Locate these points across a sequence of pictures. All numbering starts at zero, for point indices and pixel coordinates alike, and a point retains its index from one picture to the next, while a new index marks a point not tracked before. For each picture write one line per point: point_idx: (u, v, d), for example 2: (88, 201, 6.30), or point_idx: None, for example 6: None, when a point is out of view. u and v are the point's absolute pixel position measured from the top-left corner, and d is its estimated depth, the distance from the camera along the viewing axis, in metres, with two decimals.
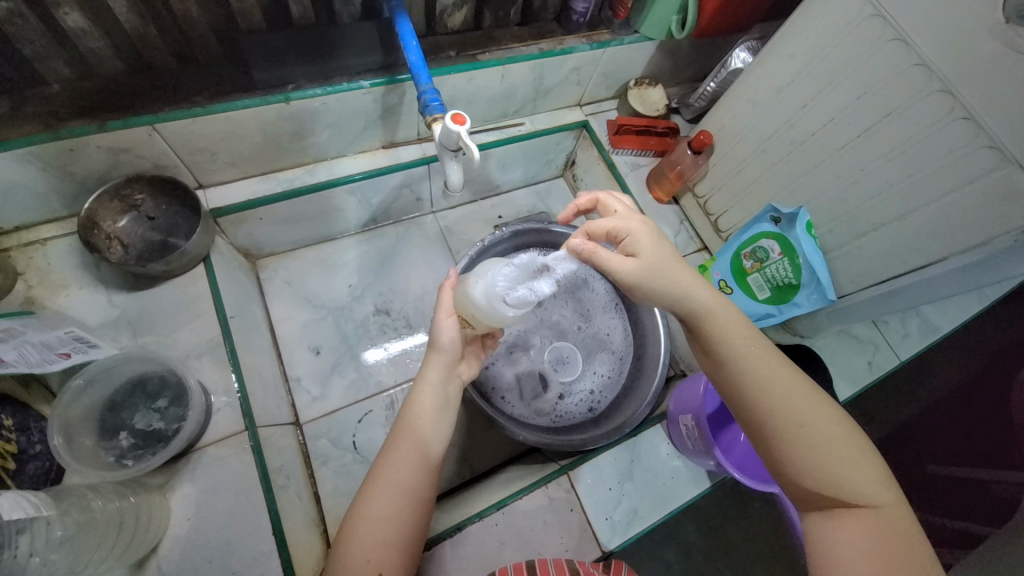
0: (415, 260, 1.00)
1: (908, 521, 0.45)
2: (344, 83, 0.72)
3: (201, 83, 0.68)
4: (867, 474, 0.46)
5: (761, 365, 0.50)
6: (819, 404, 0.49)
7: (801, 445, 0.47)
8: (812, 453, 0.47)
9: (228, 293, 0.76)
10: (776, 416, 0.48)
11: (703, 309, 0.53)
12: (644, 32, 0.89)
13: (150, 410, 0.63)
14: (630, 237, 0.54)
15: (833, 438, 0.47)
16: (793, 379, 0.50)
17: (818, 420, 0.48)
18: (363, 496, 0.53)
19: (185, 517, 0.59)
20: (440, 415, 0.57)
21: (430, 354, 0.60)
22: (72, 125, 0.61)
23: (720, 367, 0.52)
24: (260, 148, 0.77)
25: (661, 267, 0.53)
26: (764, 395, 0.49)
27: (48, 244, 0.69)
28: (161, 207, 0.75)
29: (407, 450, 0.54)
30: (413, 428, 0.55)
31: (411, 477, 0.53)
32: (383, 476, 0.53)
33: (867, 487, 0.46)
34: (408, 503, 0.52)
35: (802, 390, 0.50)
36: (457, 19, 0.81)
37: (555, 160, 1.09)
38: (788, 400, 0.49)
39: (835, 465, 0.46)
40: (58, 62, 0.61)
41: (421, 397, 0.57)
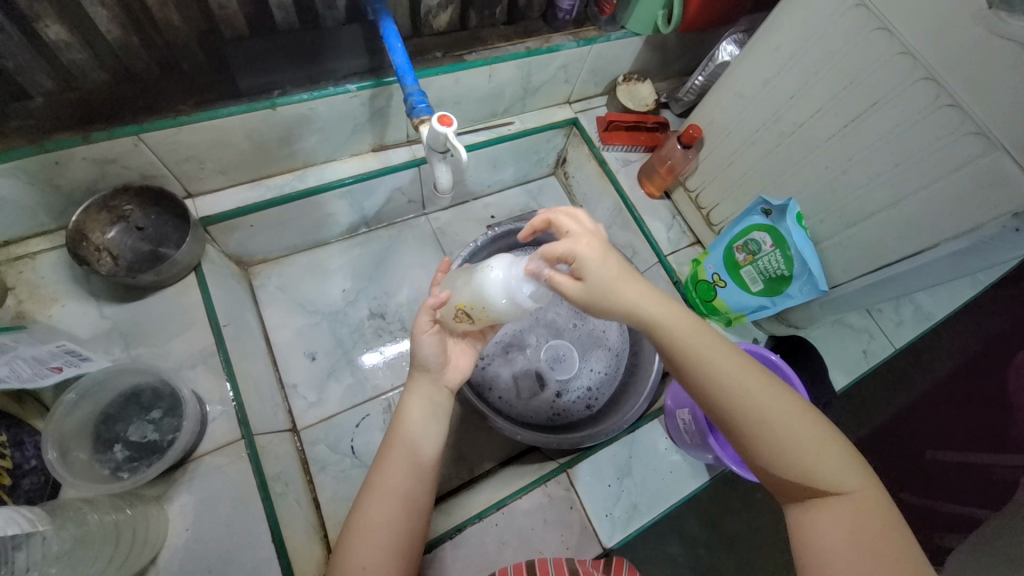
0: (409, 262, 1.00)
1: (882, 503, 0.45)
2: (330, 87, 0.72)
3: (186, 92, 0.68)
4: (836, 459, 0.46)
5: (717, 366, 0.50)
6: (782, 396, 0.49)
7: (768, 441, 0.47)
8: (779, 448, 0.47)
9: (221, 302, 0.76)
10: (741, 415, 0.48)
11: (654, 316, 0.52)
12: (630, 27, 0.89)
13: (145, 422, 0.63)
14: (577, 262, 0.51)
15: (798, 429, 0.47)
16: (753, 374, 0.49)
17: (781, 413, 0.47)
18: (358, 505, 0.53)
19: (183, 528, 0.58)
20: (427, 424, 0.57)
21: (414, 371, 0.60)
22: (56, 137, 0.61)
23: (681, 371, 0.52)
24: (249, 155, 0.76)
25: (609, 283, 0.51)
26: (724, 397, 0.49)
27: (37, 258, 0.69)
28: (150, 217, 0.74)
29: (399, 457, 0.54)
30: (400, 439, 0.56)
31: (402, 483, 0.53)
32: (376, 484, 0.53)
33: (840, 473, 0.45)
34: (401, 508, 0.52)
35: (764, 384, 0.49)
36: (442, 20, 0.81)
37: (546, 159, 1.09)
38: (749, 400, 0.48)
39: (804, 457, 0.46)
40: (41, 75, 0.61)
41: (408, 411, 0.57)
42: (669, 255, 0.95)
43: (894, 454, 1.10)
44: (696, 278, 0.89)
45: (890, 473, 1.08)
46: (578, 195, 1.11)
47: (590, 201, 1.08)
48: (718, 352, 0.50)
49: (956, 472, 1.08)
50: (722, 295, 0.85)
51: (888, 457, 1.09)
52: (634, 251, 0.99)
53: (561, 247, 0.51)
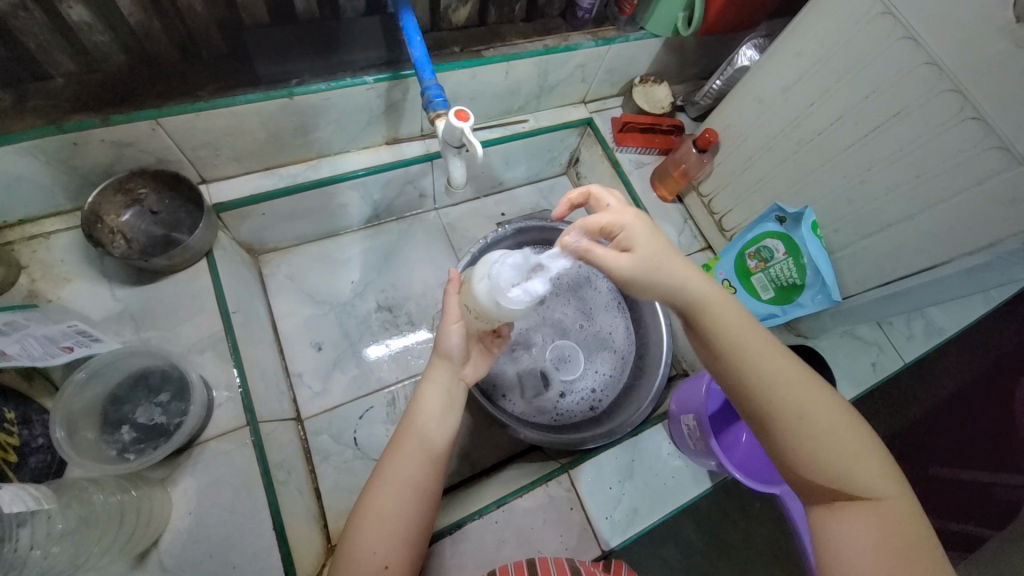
0: (418, 256, 1.00)
1: (913, 515, 0.44)
2: (347, 78, 0.72)
3: (204, 78, 0.68)
4: (870, 467, 0.46)
5: (761, 356, 0.50)
6: (822, 396, 0.49)
7: (805, 437, 0.47)
8: (816, 445, 0.46)
9: (230, 288, 0.76)
10: (781, 408, 0.48)
11: (696, 302, 0.52)
12: (650, 29, 0.89)
13: (152, 404, 0.63)
14: (624, 232, 0.53)
15: (835, 428, 0.47)
16: (796, 371, 0.49)
17: (821, 412, 0.47)
18: (369, 492, 0.53)
19: (185, 512, 0.59)
20: (445, 413, 0.57)
21: (436, 358, 0.60)
22: (74, 119, 0.61)
23: (719, 361, 0.52)
24: (263, 143, 0.76)
25: (660, 254, 0.53)
26: (763, 389, 0.49)
27: (51, 237, 0.70)
28: (164, 201, 0.75)
29: (415, 445, 0.54)
30: (415, 427, 0.55)
31: (415, 473, 0.53)
32: (386, 474, 0.53)
33: (875, 478, 0.45)
34: (411, 497, 0.52)
35: (808, 382, 0.49)
36: (461, 15, 0.81)
37: (559, 158, 1.09)
38: (790, 393, 0.48)
39: (839, 457, 0.46)
40: (61, 56, 0.61)
41: (426, 399, 0.57)
42: None
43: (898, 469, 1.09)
44: None
45: None
46: None
47: None
48: (760, 343, 0.51)
49: (960, 490, 1.07)
50: None
51: None
52: None
53: (607, 216, 0.54)
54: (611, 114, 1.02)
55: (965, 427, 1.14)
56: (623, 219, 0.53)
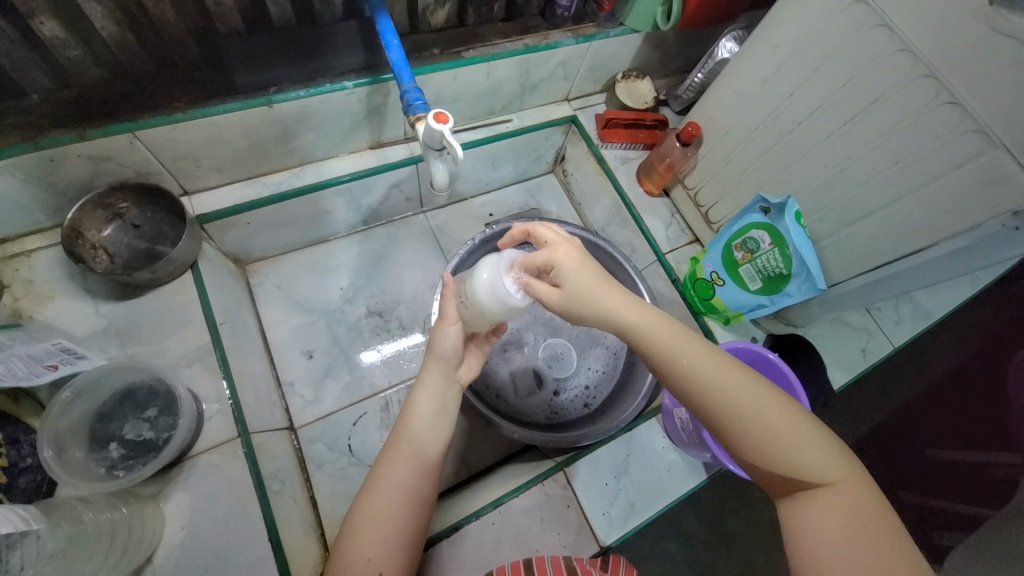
0: (407, 260, 1.00)
1: (867, 493, 0.44)
2: (327, 84, 0.71)
3: (181, 89, 0.67)
4: (819, 453, 0.46)
5: (697, 366, 0.50)
6: (765, 390, 0.49)
7: (757, 438, 0.47)
8: (767, 443, 0.46)
9: (218, 300, 0.76)
10: (728, 415, 0.48)
11: (627, 323, 0.52)
12: (629, 24, 0.89)
13: (140, 420, 0.62)
14: (556, 269, 0.54)
15: (781, 422, 0.47)
16: (735, 371, 0.49)
17: (765, 409, 0.47)
18: (364, 498, 0.52)
19: (179, 526, 0.58)
20: (439, 416, 0.57)
21: (429, 360, 0.60)
22: (51, 135, 0.61)
23: (663, 377, 0.52)
24: (245, 153, 0.76)
25: (589, 286, 0.53)
26: (708, 396, 0.49)
27: (33, 255, 0.69)
28: (146, 214, 0.74)
29: (409, 449, 0.54)
30: (411, 431, 0.55)
31: (411, 478, 0.53)
32: (381, 479, 0.52)
33: (829, 465, 0.45)
34: (407, 502, 0.52)
35: (747, 380, 0.49)
36: (440, 17, 0.81)
37: (545, 156, 1.09)
38: (728, 399, 0.48)
39: (792, 452, 0.46)
40: (35, 72, 0.60)
41: (421, 402, 0.56)
42: (667, 253, 0.95)
43: (892, 452, 1.10)
44: (694, 276, 0.88)
45: (889, 472, 1.08)
46: (577, 193, 1.10)
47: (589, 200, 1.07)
48: (695, 351, 0.50)
49: (954, 471, 1.08)
50: (720, 293, 0.85)
51: (886, 455, 1.09)
52: (633, 250, 0.99)
53: (539, 256, 0.55)
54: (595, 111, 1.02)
55: (957, 408, 1.15)
56: (554, 258, 0.54)
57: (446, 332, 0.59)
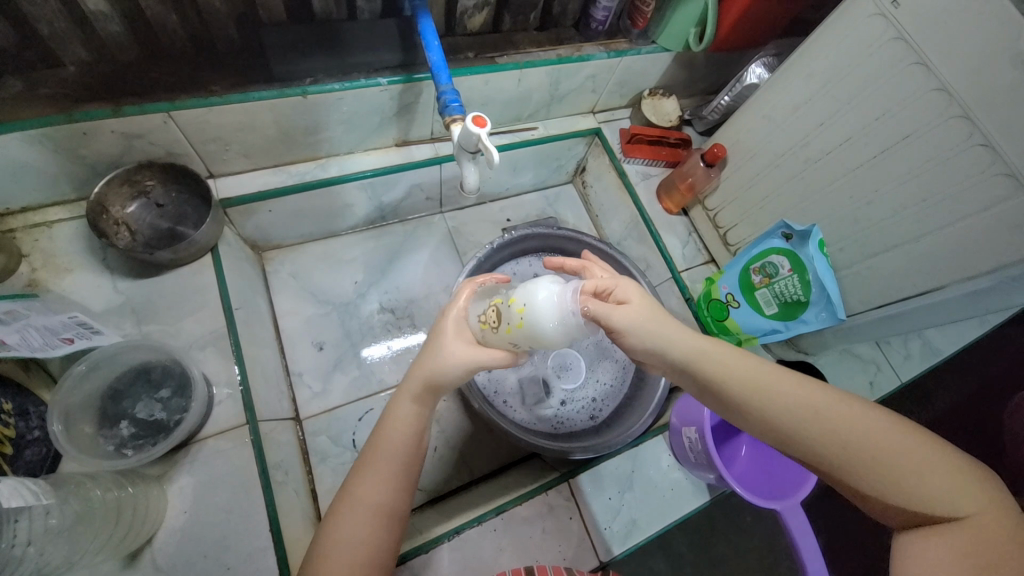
0: (422, 259, 1.00)
1: (998, 519, 0.38)
2: (363, 79, 0.72)
3: (218, 74, 0.68)
4: (925, 475, 0.41)
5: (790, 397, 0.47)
6: (845, 410, 0.45)
7: (859, 472, 0.43)
8: (880, 479, 0.42)
9: (234, 285, 0.75)
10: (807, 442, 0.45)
11: (683, 359, 0.52)
12: (661, 43, 0.90)
13: (152, 400, 0.62)
14: (618, 289, 0.56)
15: (873, 445, 0.43)
16: (814, 396, 0.46)
17: (850, 433, 0.44)
18: (331, 523, 0.50)
19: (181, 510, 0.58)
20: (420, 436, 0.54)
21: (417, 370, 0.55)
22: (86, 108, 0.61)
23: (750, 425, 0.49)
24: (274, 141, 0.76)
25: (653, 308, 0.55)
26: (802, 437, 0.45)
27: (54, 227, 0.68)
28: (171, 194, 0.74)
29: (382, 468, 0.51)
30: (384, 451, 0.52)
31: (384, 498, 0.51)
32: (353, 498, 0.50)
33: (958, 496, 0.40)
34: (382, 523, 0.50)
35: (827, 405, 0.45)
36: (476, 21, 0.81)
37: (566, 166, 1.09)
38: (808, 420, 0.45)
39: (899, 477, 0.41)
40: (76, 45, 0.61)
41: (392, 421, 0.53)
42: (682, 271, 0.95)
43: None
44: (708, 296, 0.89)
45: None
46: (595, 205, 1.11)
47: (607, 212, 1.07)
48: (782, 380, 0.48)
49: None
50: (734, 315, 0.85)
51: None
52: (648, 265, 0.99)
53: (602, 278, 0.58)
54: (619, 126, 1.03)
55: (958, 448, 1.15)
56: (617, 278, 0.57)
57: (449, 349, 0.54)
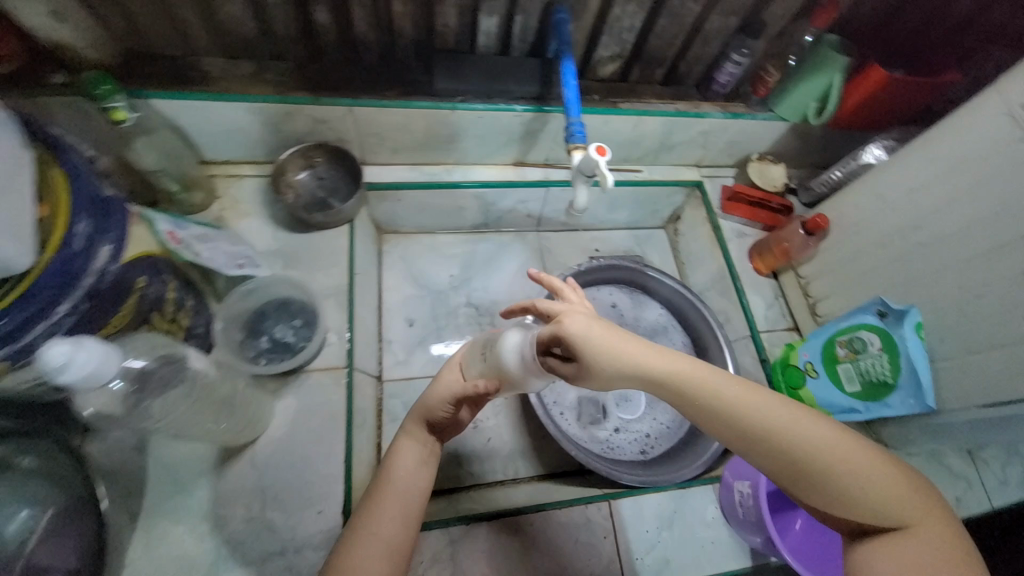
0: (512, 268, 1.09)
1: (943, 531, 0.40)
2: (503, 104, 0.84)
3: (391, 83, 0.83)
4: (886, 490, 0.41)
5: (763, 411, 0.45)
6: (815, 426, 0.44)
7: (826, 487, 0.42)
8: (848, 496, 0.42)
9: (359, 253, 0.89)
10: (781, 458, 0.43)
11: (650, 366, 0.48)
12: (779, 111, 0.94)
13: (288, 325, 0.76)
14: (564, 337, 0.52)
15: (839, 462, 0.42)
16: (783, 411, 0.45)
17: (821, 451, 0.43)
18: (342, 551, 0.52)
19: (283, 423, 0.69)
20: (418, 470, 0.59)
21: (417, 411, 0.63)
22: (293, 94, 0.78)
23: (717, 435, 0.46)
24: (418, 143, 0.90)
25: (601, 343, 0.50)
26: (774, 453, 0.44)
27: (243, 179, 0.86)
28: (330, 171, 0.89)
29: (389, 504, 0.55)
30: (392, 487, 0.57)
31: (394, 531, 0.54)
32: (364, 531, 0.53)
33: (914, 509, 0.41)
34: (388, 560, 0.52)
35: (797, 420, 0.44)
36: (608, 70, 0.91)
37: (662, 212, 1.14)
38: (780, 438, 0.44)
39: (863, 493, 0.41)
40: (297, 46, 0.78)
41: (399, 457, 0.59)
42: (762, 332, 0.95)
43: None
44: (785, 361, 0.87)
45: None
46: (684, 253, 1.14)
47: (694, 261, 1.10)
48: (754, 395, 0.46)
49: None
50: (810, 385, 0.83)
51: None
52: (727, 319, 0.99)
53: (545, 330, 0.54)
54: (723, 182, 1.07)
55: None
56: (557, 323, 0.53)
57: (443, 390, 0.61)
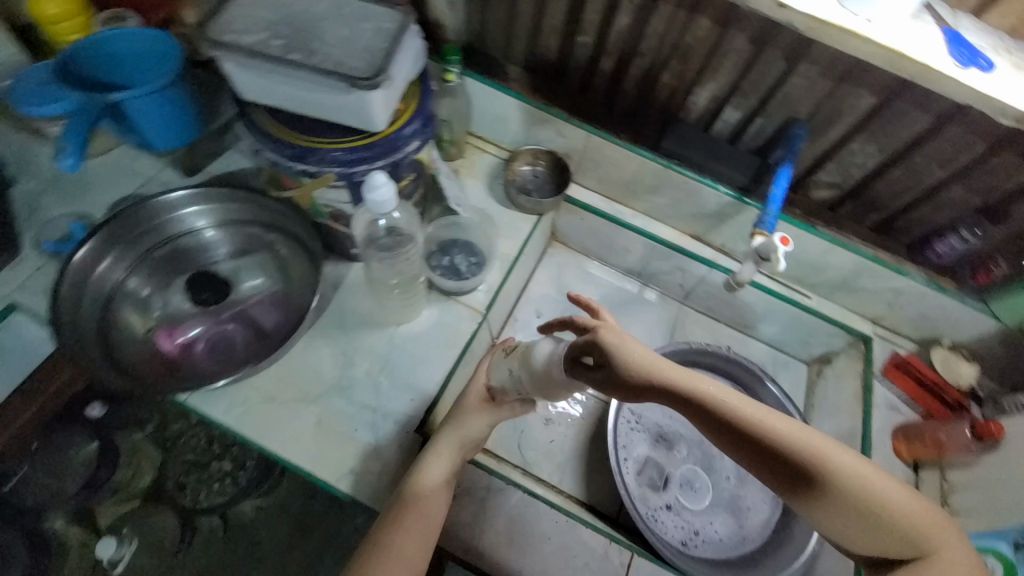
0: (643, 320, 1.15)
1: (931, 519, 0.51)
2: (711, 180, 0.95)
3: (626, 128, 0.98)
4: (891, 494, 0.51)
5: (805, 441, 0.49)
6: (842, 454, 0.50)
7: (854, 502, 0.50)
8: (870, 504, 0.50)
9: (533, 242, 1.06)
10: (823, 483, 0.49)
11: (696, 391, 0.50)
12: (992, 306, 0.89)
13: (464, 259, 0.93)
14: (605, 339, 0.54)
15: (862, 479, 0.50)
16: (818, 441, 0.50)
17: (847, 471, 0.49)
18: (376, 544, 0.67)
19: (423, 325, 0.87)
20: (442, 485, 0.72)
21: (445, 435, 0.75)
22: (555, 108, 0.98)
23: (764, 465, 0.50)
24: (622, 184, 1.05)
25: (640, 353, 0.52)
26: (815, 479, 0.49)
27: (485, 151, 1.09)
28: (545, 174, 1.06)
29: (415, 516, 0.68)
30: (418, 500, 0.69)
31: (419, 538, 0.68)
32: (395, 533, 0.67)
33: (907, 505, 0.51)
34: (415, 558, 0.66)
35: (829, 450, 0.50)
36: (821, 194, 0.95)
37: (812, 347, 1.09)
38: (820, 465, 0.49)
39: (877, 498, 0.50)
40: (572, 79, 0.98)
41: (432, 470, 0.72)
42: None
43: None
44: None
45: None
46: (816, 396, 1.08)
47: (824, 407, 1.05)
48: (795, 427, 0.50)
49: None
50: None
51: None
52: None
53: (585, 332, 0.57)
54: (897, 346, 1.03)
55: None
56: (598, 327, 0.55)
57: (473, 424, 0.75)
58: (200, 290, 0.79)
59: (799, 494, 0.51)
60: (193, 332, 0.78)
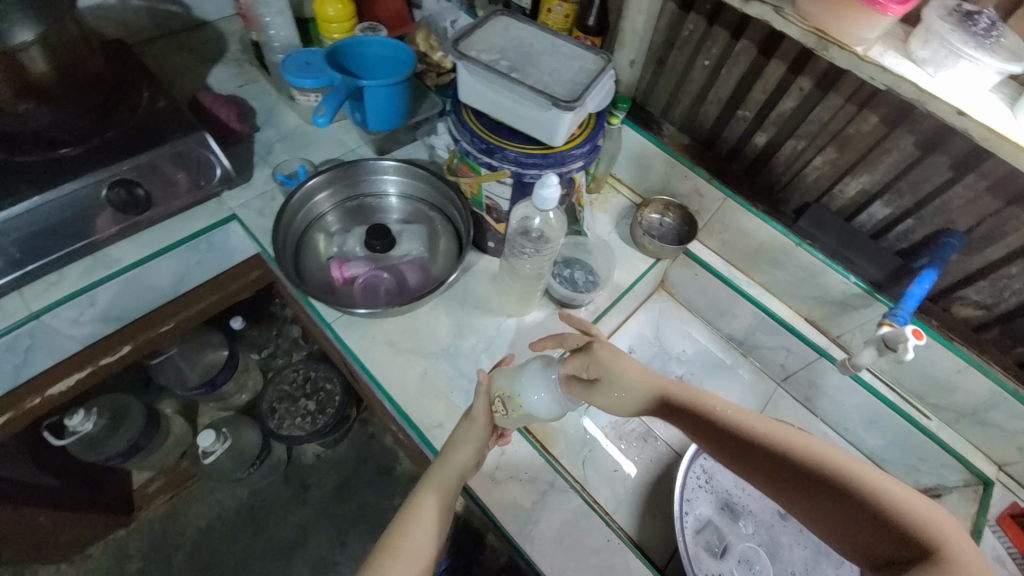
0: (732, 389, 1.14)
1: (887, 490, 0.61)
2: (841, 267, 0.95)
3: (764, 200, 1.02)
4: (839, 464, 0.64)
5: (748, 422, 0.67)
6: (781, 432, 0.67)
7: (806, 474, 0.63)
8: (820, 473, 0.63)
9: (645, 283, 1.12)
10: (771, 456, 0.65)
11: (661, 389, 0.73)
12: None
13: (585, 274, 1.02)
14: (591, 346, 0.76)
15: (803, 451, 0.65)
16: (758, 421, 0.68)
17: (788, 445, 0.65)
18: (398, 528, 0.73)
19: (531, 323, 0.96)
20: (458, 476, 0.77)
21: (461, 432, 0.79)
22: (697, 165, 1.04)
23: (725, 446, 0.67)
24: (746, 253, 1.08)
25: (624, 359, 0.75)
26: (762, 455, 0.65)
27: (618, 195, 1.19)
28: (670, 226, 1.12)
29: (432, 506, 0.74)
30: (435, 490, 0.75)
31: (435, 525, 0.73)
32: (415, 520, 0.73)
33: (857, 473, 0.62)
34: (428, 544, 0.72)
35: (768, 427, 0.67)
36: (965, 311, 0.91)
37: (919, 475, 1.01)
38: (763, 441, 0.66)
39: (826, 466, 0.63)
40: (724, 144, 1.05)
41: (448, 463, 0.77)
42: None
43: None
44: None
45: None
46: None
47: None
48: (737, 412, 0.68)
49: None
50: None
51: None
52: None
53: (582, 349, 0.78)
54: (1022, 499, 0.94)
55: None
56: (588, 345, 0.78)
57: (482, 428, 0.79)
58: (375, 238, 0.91)
59: (768, 476, 0.65)
60: (357, 270, 0.94)
